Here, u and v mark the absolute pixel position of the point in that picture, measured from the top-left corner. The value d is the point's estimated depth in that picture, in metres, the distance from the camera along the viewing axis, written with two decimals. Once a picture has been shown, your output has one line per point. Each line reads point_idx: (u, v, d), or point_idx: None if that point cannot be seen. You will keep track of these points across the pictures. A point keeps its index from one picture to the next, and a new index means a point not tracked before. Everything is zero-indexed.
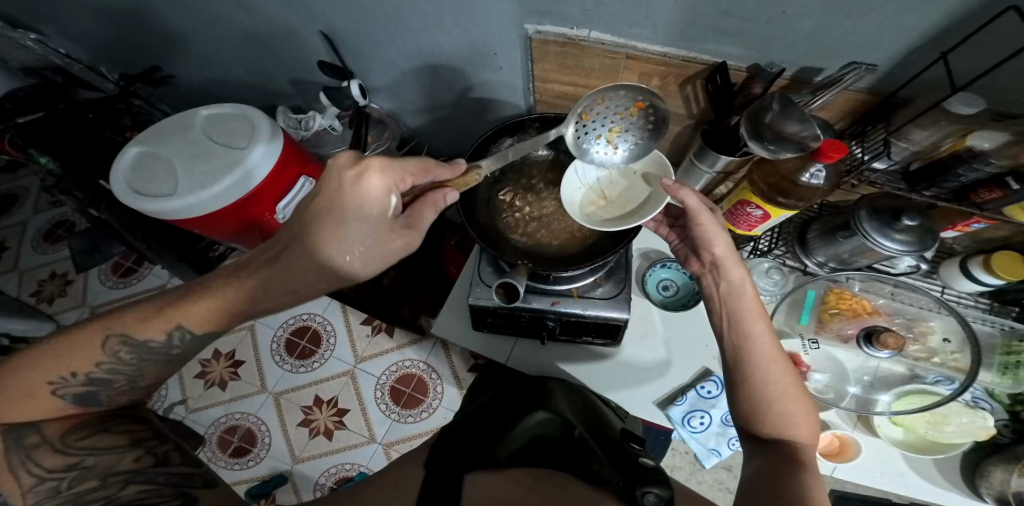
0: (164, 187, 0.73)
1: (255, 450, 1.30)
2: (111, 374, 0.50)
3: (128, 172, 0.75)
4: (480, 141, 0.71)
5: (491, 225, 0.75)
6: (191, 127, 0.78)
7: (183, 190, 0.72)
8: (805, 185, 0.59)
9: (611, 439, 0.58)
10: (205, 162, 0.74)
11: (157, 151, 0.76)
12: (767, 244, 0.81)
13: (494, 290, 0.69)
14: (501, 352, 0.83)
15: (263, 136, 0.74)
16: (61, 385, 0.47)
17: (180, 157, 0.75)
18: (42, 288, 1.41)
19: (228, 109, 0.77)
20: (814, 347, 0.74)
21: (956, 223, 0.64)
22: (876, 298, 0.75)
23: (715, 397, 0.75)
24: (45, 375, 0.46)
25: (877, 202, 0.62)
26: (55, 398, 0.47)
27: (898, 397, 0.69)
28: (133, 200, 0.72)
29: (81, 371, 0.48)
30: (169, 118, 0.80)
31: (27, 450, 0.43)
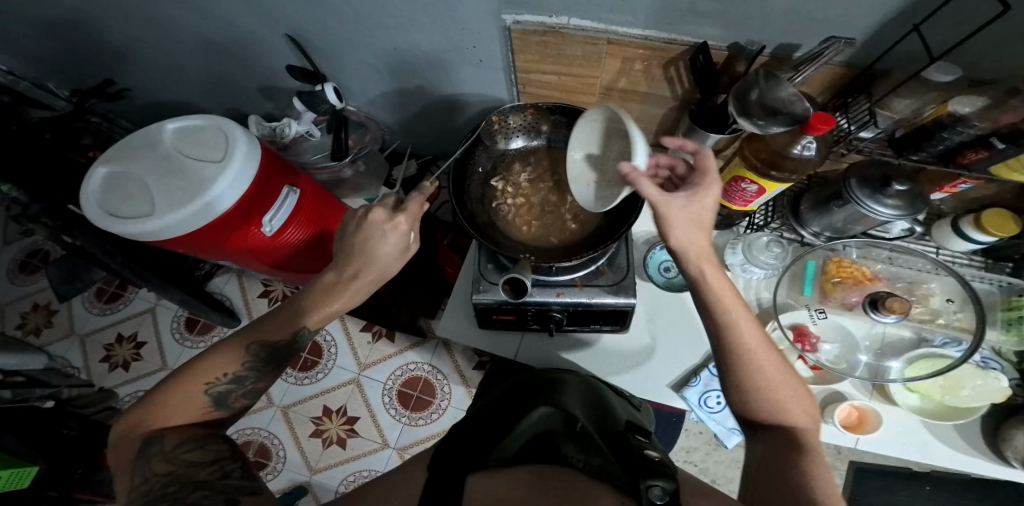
0: (141, 207, 0.67)
1: (271, 464, 1.30)
2: (246, 373, 0.50)
3: (101, 194, 0.69)
4: (471, 134, 0.72)
5: (486, 221, 0.74)
6: (158, 141, 0.71)
7: (162, 208, 0.66)
8: (797, 157, 0.59)
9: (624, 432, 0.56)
10: (182, 177, 0.68)
11: (130, 171, 0.69)
12: (763, 218, 0.82)
13: (500, 286, 0.69)
14: (509, 348, 0.83)
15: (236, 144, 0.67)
16: (212, 385, 0.48)
17: (156, 176, 0.69)
18: (27, 321, 1.37)
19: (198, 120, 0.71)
20: (822, 317, 0.75)
21: (943, 186, 0.64)
22: (873, 265, 0.76)
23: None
24: (199, 376, 0.48)
25: (865, 170, 0.61)
26: (203, 398, 0.48)
27: (910, 363, 0.70)
28: (106, 222, 0.67)
29: (229, 371, 0.49)
30: (136, 133, 0.73)
31: (149, 458, 0.41)
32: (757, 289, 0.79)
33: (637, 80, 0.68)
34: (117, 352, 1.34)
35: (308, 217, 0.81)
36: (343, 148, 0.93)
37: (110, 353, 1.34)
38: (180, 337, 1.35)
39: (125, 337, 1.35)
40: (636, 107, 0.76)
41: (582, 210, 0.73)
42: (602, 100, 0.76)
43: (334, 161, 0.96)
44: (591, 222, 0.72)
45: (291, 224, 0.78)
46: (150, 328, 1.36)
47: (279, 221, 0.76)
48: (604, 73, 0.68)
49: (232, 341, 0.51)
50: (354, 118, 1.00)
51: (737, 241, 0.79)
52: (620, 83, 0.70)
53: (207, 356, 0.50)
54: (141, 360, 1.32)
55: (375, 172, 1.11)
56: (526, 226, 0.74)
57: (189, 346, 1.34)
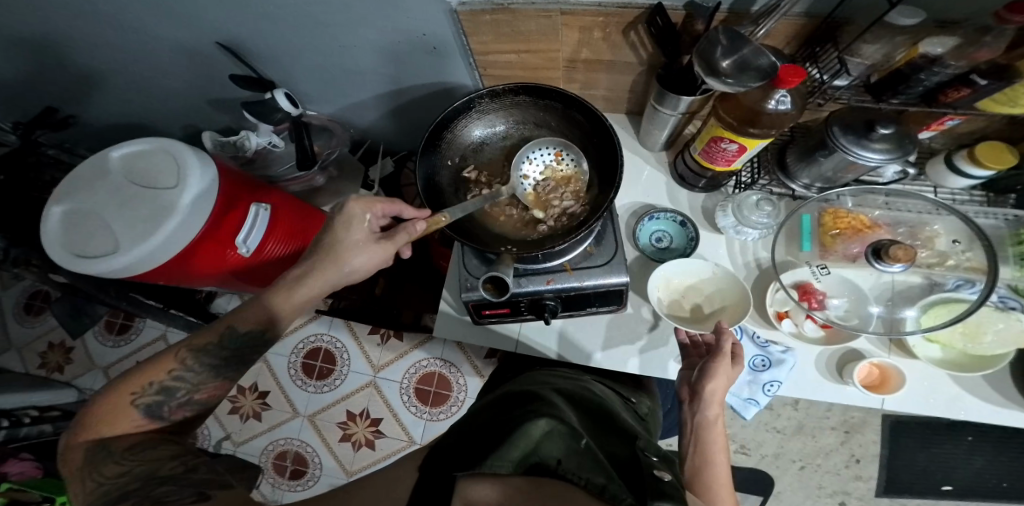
0: (105, 243, 0.65)
1: (310, 471, 1.33)
2: (177, 382, 0.51)
3: (60, 235, 0.66)
4: (430, 133, 0.67)
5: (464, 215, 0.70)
6: (108, 173, 0.68)
7: (126, 242, 0.63)
8: (774, 112, 0.54)
9: (626, 439, 0.51)
10: (139, 208, 0.65)
11: (82, 206, 0.66)
12: (750, 176, 0.78)
13: (482, 285, 0.65)
14: (508, 343, 0.80)
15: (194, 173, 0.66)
16: (142, 395, 0.49)
17: (111, 210, 0.65)
18: (47, 360, 1.40)
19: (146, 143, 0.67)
20: (825, 273, 0.71)
21: (930, 125, 0.60)
22: (871, 212, 0.73)
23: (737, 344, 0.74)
24: (127, 386, 0.49)
25: (846, 117, 0.57)
26: (134, 410, 0.48)
27: (926, 311, 0.67)
28: (73, 263, 0.64)
29: (157, 380, 0.50)
30: (81, 165, 0.69)
31: (97, 463, 0.42)
32: (753, 249, 0.76)
33: (599, 49, 0.64)
34: None
35: (286, 230, 0.80)
36: (309, 156, 0.90)
37: None
38: None
39: None
40: (605, 77, 0.72)
41: (565, 194, 0.70)
42: (568, 73, 0.73)
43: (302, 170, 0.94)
44: (578, 203, 0.69)
45: (271, 239, 0.77)
46: None
47: (256, 241, 0.74)
48: (564, 46, 0.65)
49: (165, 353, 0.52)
50: (315, 122, 0.98)
51: (727, 203, 0.76)
52: (583, 54, 0.66)
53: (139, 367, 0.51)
54: None
55: (349, 175, 1.09)
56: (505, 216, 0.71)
57: None
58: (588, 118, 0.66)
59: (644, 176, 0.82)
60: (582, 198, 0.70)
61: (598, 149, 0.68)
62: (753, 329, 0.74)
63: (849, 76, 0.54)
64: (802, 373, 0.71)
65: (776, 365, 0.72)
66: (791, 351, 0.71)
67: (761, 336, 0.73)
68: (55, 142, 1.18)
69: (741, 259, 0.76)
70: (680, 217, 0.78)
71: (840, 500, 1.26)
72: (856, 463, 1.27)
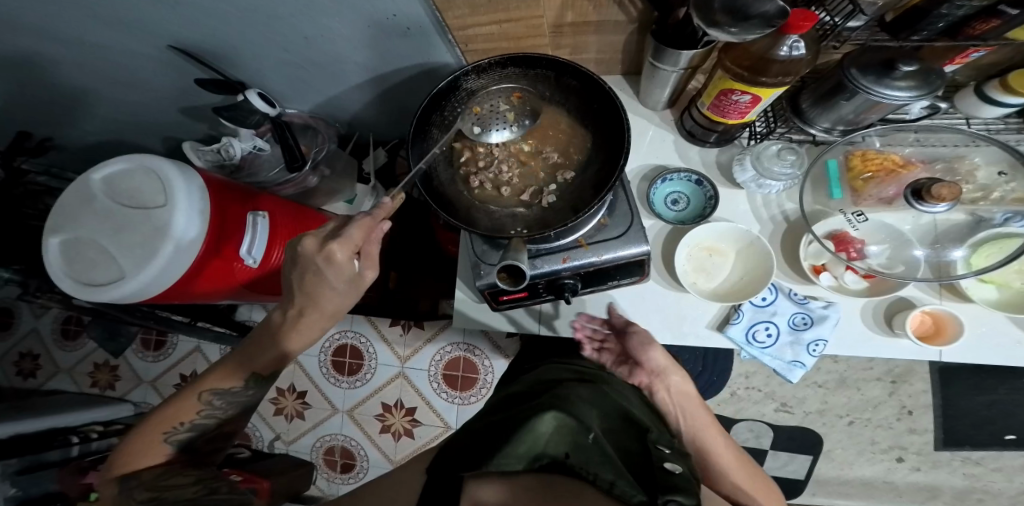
0: (106, 270, 0.65)
1: (358, 463, 1.38)
2: (206, 420, 0.59)
3: (66, 267, 0.66)
4: (419, 115, 0.62)
5: (464, 204, 0.66)
6: (93, 198, 0.66)
7: (128, 269, 0.63)
8: (784, 60, 0.47)
9: (636, 426, 0.51)
10: (132, 230, 0.63)
11: (78, 235, 0.65)
12: (765, 126, 0.70)
13: (497, 276, 0.58)
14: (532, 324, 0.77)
15: (177, 187, 0.64)
16: (173, 433, 0.57)
17: (106, 235, 0.65)
18: (96, 379, 1.48)
19: (127, 164, 0.66)
20: (862, 220, 0.66)
21: (953, 58, 0.53)
22: (902, 149, 0.66)
23: (772, 303, 0.71)
24: (159, 426, 0.56)
25: (862, 57, 0.51)
26: (166, 446, 0.56)
27: (974, 250, 0.62)
28: (86, 293, 0.65)
29: (186, 421, 0.58)
30: (65, 193, 0.67)
31: (129, 490, 0.50)
32: (777, 202, 0.70)
33: (584, 9, 0.59)
34: None
35: (288, 235, 0.81)
36: (296, 157, 0.83)
37: None
38: None
39: (187, 376, 1.45)
40: (594, 38, 0.67)
41: (570, 169, 0.66)
42: (554, 38, 0.68)
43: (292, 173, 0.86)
44: (592, 172, 0.64)
45: (274, 246, 0.78)
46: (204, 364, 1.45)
47: (260, 251, 0.75)
48: (546, 11, 0.60)
49: (186, 394, 0.59)
50: (297, 121, 0.91)
51: (744, 155, 0.68)
52: (568, 18, 0.62)
53: (164, 409, 0.57)
54: None
55: (343, 172, 1.00)
56: (505, 197, 0.67)
57: None
58: (582, 82, 0.62)
59: (649, 137, 0.75)
60: (574, 170, 0.66)
61: (598, 116, 0.64)
62: (789, 287, 0.70)
63: (864, 16, 0.47)
64: (844, 328, 0.68)
65: (818, 322, 0.68)
66: (833, 306, 0.67)
67: (800, 293, 0.69)
68: (43, 168, 1.15)
69: (766, 213, 0.70)
70: (696, 175, 0.71)
71: (897, 457, 1.23)
72: (908, 415, 1.22)
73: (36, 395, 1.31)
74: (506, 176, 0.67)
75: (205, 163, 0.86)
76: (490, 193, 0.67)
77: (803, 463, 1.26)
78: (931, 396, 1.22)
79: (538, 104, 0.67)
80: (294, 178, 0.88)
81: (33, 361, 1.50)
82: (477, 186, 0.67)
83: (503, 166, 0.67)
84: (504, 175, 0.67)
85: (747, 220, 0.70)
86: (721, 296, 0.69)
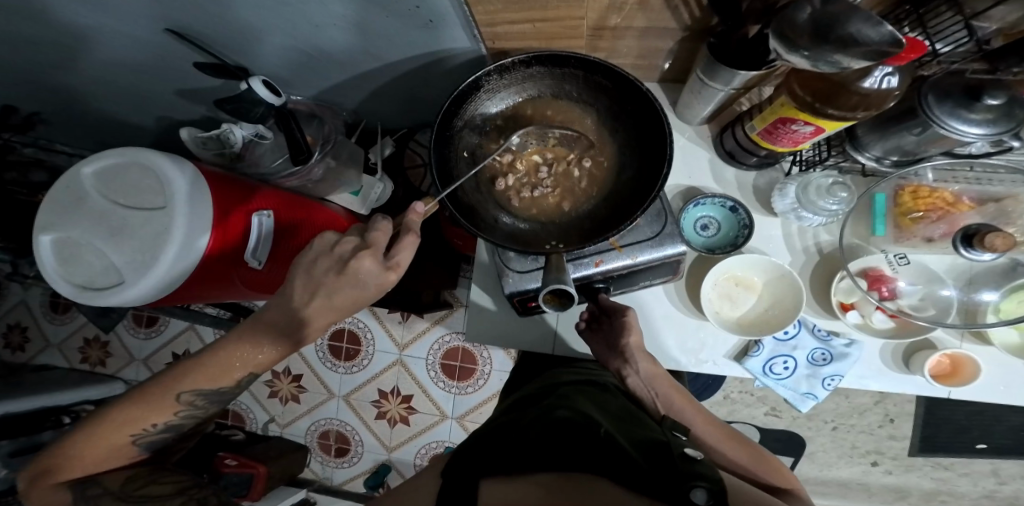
0: (106, 272, 0.60)
1: (353, 448, 1.39)
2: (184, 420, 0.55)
3: (59, 269, 0.62)
4: (440, 117, 0.53)
5: (492, 217, 0.58)
6: (86, 194, 0.61)
7: (128, 273, 0.58)
8: (868, 93, 0.41)
9: (641, 421, 0.54)
10: (130, 236, 0.59)
11: (73, 236, 0.61)
12: (815, 153, 0.64)
13: (540, 299, 0.51)
14: (546, 345, 0.76)
15: (178, 185, 0.59)
16: (139, 437, 0.52)
17: (104, 235, 0.60)
18: (88, 354, 1.46)
19: (120, 157, 0.60)
20: (903, 262, 0.63)
21: None
22: (954, 186, 0.60)
23: (794, 336, 0.68)
24: (121, 430, 0.50)
25: (946, 82, 0.45)
26: (132, 449, 0.52)
27: (1010, 295, 0.59)
28: (86, 297, 0.60)
29: (157, 424, 0.52)
30: (53, 189, 0.62)
31: (92, 499, 0.47)
32: (813, 232, 0.67)
33: (631, 14, 0.53)
34: None
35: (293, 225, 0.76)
36: (302, 149, 0.76)
37: None
38: None
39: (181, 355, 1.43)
40: (633, 43, 0.61)
41: (610, 176, 0.58)
42: (591, 41, 0.62)
43: (296, 166, 0.79)
44: (630, 178, 0.56)
45: (280, 241, 0.73)
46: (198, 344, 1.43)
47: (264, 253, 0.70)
48: (589, 12, 0.53)
49: (150, 388, 0.52)
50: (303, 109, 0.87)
51: (787, 183, 0.64)
52: (611, 21, 0.55)
53: (129, 403, 0.51)
54: None
55: (349, 160, 0.92)
56: (534, 208, 0.60)
57: None
58: (616, 82, 0.52)
59: (681, 154, 0.70)
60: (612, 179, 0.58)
61: (633, 119, 0.55)
62: (812, 321, 0.68)
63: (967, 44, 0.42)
64: (863, 365, 0.67)
65: (838, 359, 0.66)
66: (857, 345, 0.65)
67: (822, 328, 0.67)
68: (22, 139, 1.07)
69: (799, 243, 0.67)
70: (731, 201, 0.67)
71: (873, 461, 1.26)
72: (890, 423, 1.23)
73: (26, 372, 1.28)
74: (536, 187, 0.60)
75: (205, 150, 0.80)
76: (521, 206, 0.60)
77: (786, 465, 1.29)
78: (915, 406, 1.22)
79: (564, 103, 0.58)
80: (297, 169, 0.82)
81: (22, 334, 1.47)
82: (504, 197, 0.60)
83: (532, 176, 0.60)
84: (533, 185, 0.60)
85: (779, 250, 0.68)
86: (744, 327, 0.67)
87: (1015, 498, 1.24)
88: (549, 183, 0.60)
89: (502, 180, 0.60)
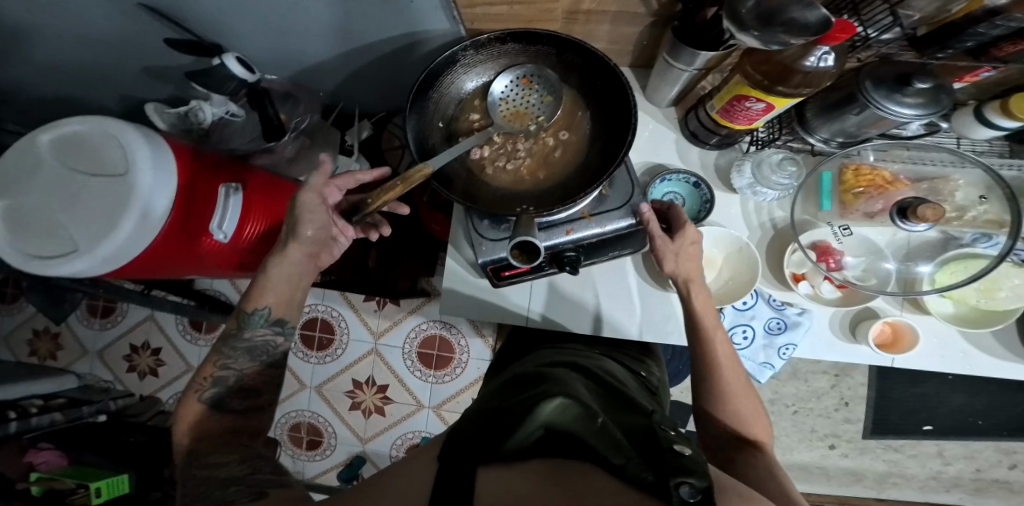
0: (59, 241, 0.58)
1: (326, 440, 1.37)
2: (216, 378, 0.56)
3: (8, 239, 0.60)
4: (417, 87, 0.55)
5: (470, 187, 0.60)
6: (43, 165, 0.59)
7: (83, 241, 0.57)
8: (811, 71, 0.46)
9: (633, 409, 0.53)
10: (87, 205, 0.57)
11: (27, 206, 0.59)
12: (768, 133, 0.69)
13: (511, 253, 0.57)
14: (519, 314, 0.76)
15: (138, 154, 0.57)
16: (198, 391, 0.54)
17: (62, 204, 0.58)
18: (37, 347, 1.38)
19: (77, 127, 0.59)
20: (846, 234, 0.68)
21: (962, 76, 0.51)
22: (892, 166, 0.66)
23: (752, 307, 0.75)
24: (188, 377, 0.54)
25: (881, 68, 0.50)
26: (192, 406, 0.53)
27: (941, 267, 0.64)
28: (37, 266, 0.58)
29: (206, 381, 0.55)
30: (9, 156, 0.60)
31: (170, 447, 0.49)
32: (769, 209, 0.71)
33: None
34: (137, 360, 1.38)
35: (267, 206, 0.74)
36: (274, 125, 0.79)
37: (130, 362, 1.38)
38: (191, 338, 1.39)
39: (139, 347, 1.39)
40: (607, 28, 0.64)
41: (584, 148, 0.61)
42: (565, 24, 0.63)
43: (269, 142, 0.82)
44: (598, 149, 0.59)
45: (248, 221, 0.71)
46: (159, 335, 1.39)
47: (232, 226, 0.67)
48: None
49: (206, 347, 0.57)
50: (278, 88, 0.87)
51: (744, 160, 0.68)
52: (583, 5, 0.57)
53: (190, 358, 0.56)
54: (163, 365, 1.38)
55: (325, 141, 0.94)
56: (510, 179, 0.62)
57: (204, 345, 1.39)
58: (587, 59, 0.55)
59: (649, 136, 0.74)
60: (584, 151, 0.61)
61: (603, 93, 0.58)
62: (768, 293, 0.72)
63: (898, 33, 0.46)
64: (817, 335, 0.71)
65: (792, 328, 0.71)
66: (807, 313, 0.70)
67: (778, 299, 0.72)
68: None
69: (756, 220, 0.72)
70: (694, 177, 0.70)
71: (830, 444, 1.33)
72: (845, 406, 1.31)
73: None
74: (511, 158, 0.62)
75: (168, 127, 0.79)
76: (498, 176, 0.62)
77: None
78: (868, 389, 1.31)
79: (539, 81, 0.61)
80: (272, 146, 0.85)
81: None
82: (481, 168, 0.62)
83: (507, 148, 0.62)
84: (510, 157, 0.62)
85: (738, 225, 0.72)
86: None
87: (959, 479, 1.31)
88: (526, 152, 0.62)
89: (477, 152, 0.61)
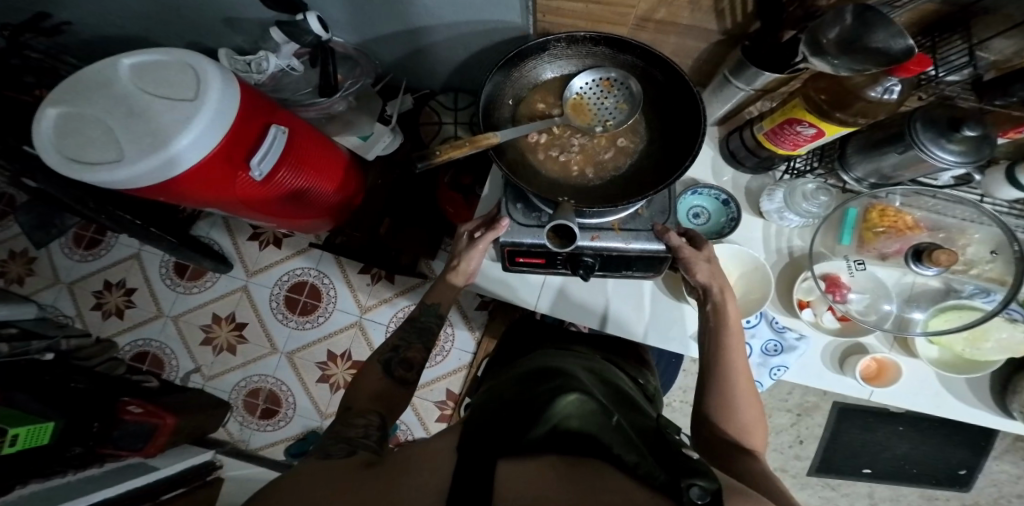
0: (107, 151, 0.58)
1: (283, 410, 1.32)
2: None
3: (54, 140, 0.58)
4: (504, 63, 0.57)
5: (523, 170, 0.62)
6: (112, 82, 0.59)
7: (131, 152, 0.56)
8: (874, 99, 0.51)
9: (641, 413, 0.56)
10: (147, 121, 0.57)
11: (81, 111, 0.58)
12: (805, 164, 0.75)
13: (545, 233, 0.59)
14: (530, 299, 0.78)
15: (210, 85, 0.57)
16: None
17: (117, 116, 0.58)
18: (6, 269, 1.31)
19: (160, 54, 0.60)
20: (860, 268, 0.72)
21: (1007, 130, 0.56)
22: (916, 212, 0.72)
23: (755, 326, 0.76)
24: None
25: (933, 111, 0.54)
26: None
27: (937, 313, 0.70)
28: (76, 170, 0.57)
29: None
30: (86, 68, 0.60)
31: None
32: (788, 235, 0.76)
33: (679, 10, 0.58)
34: (107, 299, 1.33)
35: (303, 158, 0.75)
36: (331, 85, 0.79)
37: (99, 300, 1.33)
38: (171, 284, 1.35)
39: (115, 284, 1.34)
40: (672, 41, 0.67)
41: (637, 159, 0.63)
42: (633, 31, 0.66)
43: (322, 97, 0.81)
44: (651, 165, 0.62)
45: (285, 164, 0.71)
46: (139, 275, 1.34)
47: (269, 165, 0.65)
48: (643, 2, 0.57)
49: None
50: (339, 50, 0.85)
51: (777, 187, 0.73)
52: (658, 14, 0.60)
53: None
54: (134, 307, 1.33)
55: (367, 106, 0.93)
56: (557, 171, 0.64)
57: (182, 292, 1.35)
58: (668, 78, 0.58)
59: None
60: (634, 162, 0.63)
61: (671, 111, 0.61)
62: (772, 315, 0.76)
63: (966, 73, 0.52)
64: (808, 357, 0.76)
65: (786, 351, 0.75)
66: (805, 339, 0.75)
67: (779, 321, 0.76)
68: None
69: (775, 244, 0.76)
70: (724, 195, 0.74)
71: None
72: (799, 443, 1.38)
73: None
74: (564, 151, 0.64)
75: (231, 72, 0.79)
76: (549, 165, 0.64)
77: None
78: (823, 430, 1.38)
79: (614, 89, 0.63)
80: (322, 102, 0.84)
81: None
82: (533, 153, 0.64)
83: (562, 140, 0.64)
84: (564, 150, 0.64)
85: (757, 246, 0.76)
86: None
87: None
88: (576, 149, 0.64)
89: (534, 137, 0.64)
